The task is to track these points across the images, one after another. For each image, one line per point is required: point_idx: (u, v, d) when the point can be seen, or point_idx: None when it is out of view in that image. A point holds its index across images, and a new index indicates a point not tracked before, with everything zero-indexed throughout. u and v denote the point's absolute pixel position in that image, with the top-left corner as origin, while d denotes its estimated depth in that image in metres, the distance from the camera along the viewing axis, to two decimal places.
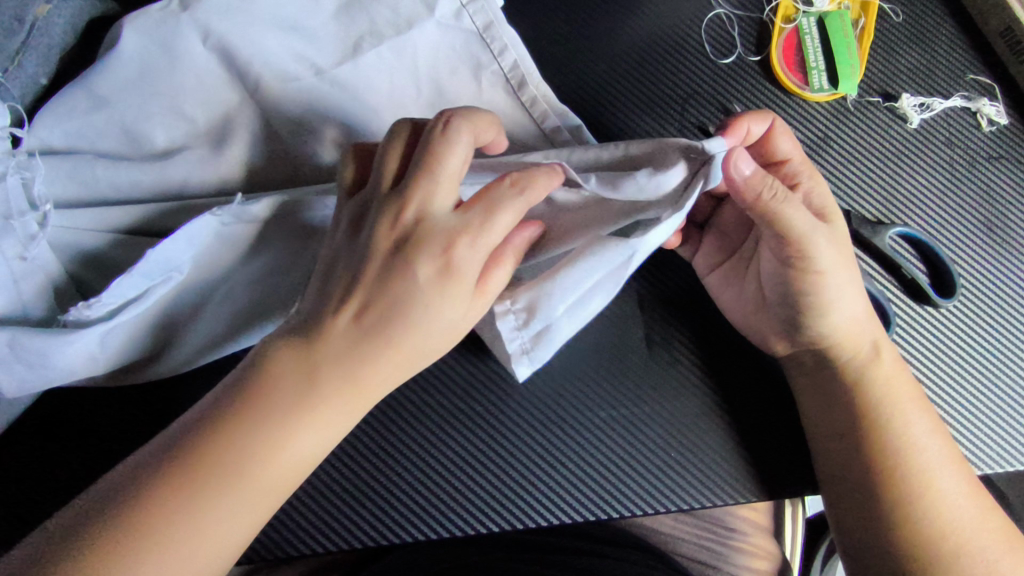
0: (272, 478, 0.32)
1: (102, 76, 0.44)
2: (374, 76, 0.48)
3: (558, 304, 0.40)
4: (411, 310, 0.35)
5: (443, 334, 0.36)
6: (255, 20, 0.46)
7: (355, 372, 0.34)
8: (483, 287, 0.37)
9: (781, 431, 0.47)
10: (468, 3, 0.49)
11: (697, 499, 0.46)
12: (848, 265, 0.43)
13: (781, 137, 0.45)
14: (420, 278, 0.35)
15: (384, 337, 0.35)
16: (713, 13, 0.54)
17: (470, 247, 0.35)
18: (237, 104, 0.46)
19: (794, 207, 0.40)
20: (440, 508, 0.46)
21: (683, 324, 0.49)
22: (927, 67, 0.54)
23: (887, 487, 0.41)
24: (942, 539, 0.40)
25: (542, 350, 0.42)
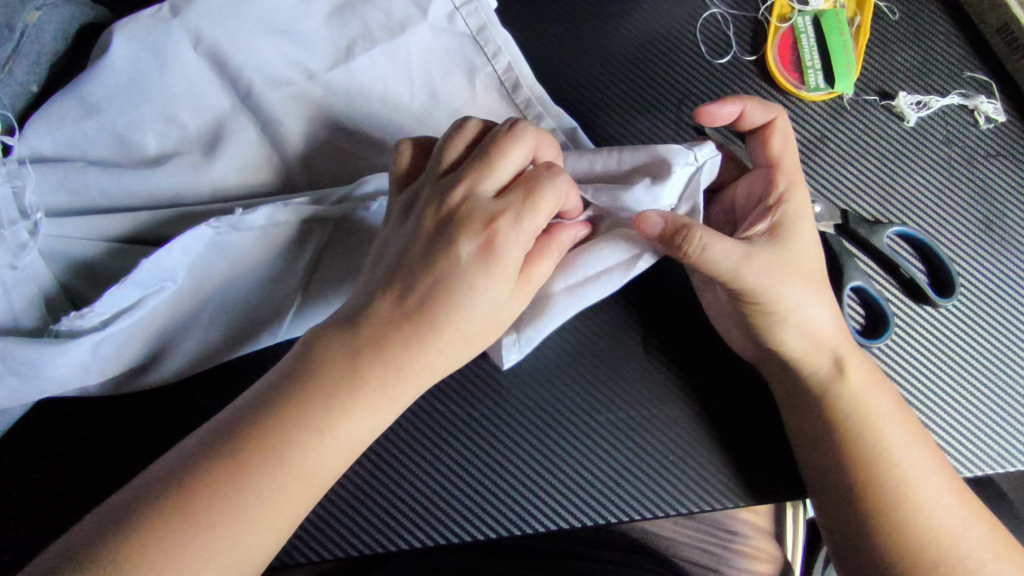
0: (315, 468, 0.32)
1: (92, 83, 0.43)
2: (368, 79, 0.48)
3: (560, 277, 0.42)
4: (453, 287, 0.34)
5: (488, 320, 0.36)
6: (247, 25, 0.45)
7: (396, 358, 0.33)
8: (526, 276, 0.37)
9: (771, 438, 0.47)
10: (461, 6, 0.49)
11: (693, 502, 0.46)
12: (806, 282, 0.42)
13: (772, 140, 0.44)
14: (462, 255, 0.35)
15: (429, 321, 0.34)
16: (707, 13, 0.54)
17: (515, 233, 0.35)
18: (228, 109, 0.46)
19: (721, 247, 0.39)
20: (437, 514, 0.45)
21: (662, 334, 0.48)
22: (923, 65, 0.54)
23: (872, 498, 0.40)
24: (928, 543, 0.39)
25: (533, 328, 0.41)
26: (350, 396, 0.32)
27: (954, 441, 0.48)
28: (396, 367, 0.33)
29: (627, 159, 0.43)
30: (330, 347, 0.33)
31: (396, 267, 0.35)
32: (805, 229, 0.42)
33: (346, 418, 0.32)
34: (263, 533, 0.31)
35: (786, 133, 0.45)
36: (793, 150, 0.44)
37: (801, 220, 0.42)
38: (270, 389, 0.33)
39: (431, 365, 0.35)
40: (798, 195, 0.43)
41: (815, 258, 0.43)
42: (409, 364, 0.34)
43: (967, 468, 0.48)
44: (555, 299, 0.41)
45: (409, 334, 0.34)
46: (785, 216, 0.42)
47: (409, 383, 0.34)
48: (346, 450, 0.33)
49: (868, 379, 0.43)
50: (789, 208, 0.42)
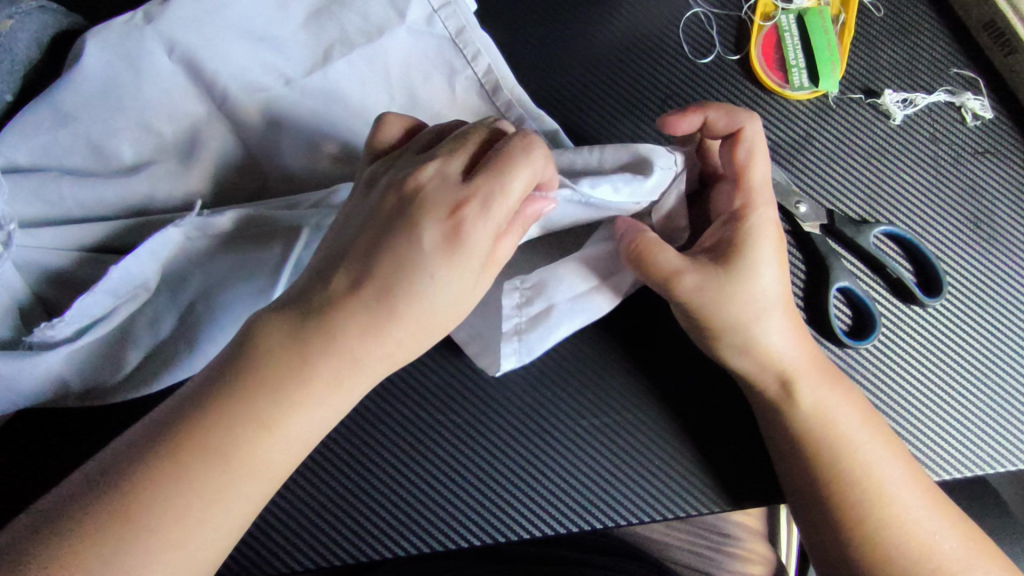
0: (269, 464, 0.32)
1: (65, 92, 0.43)
2: (346, 84, 0.47)
3: (562, 290, 0.43)
4: (417, 279, 0.34)
5: (448, 311, 0.35)
6: (221, 31, 0.45)
7: (351, 355, 0.33)
8: (493, 257, 0.37)
9: (747, 443, 0.46)
10: (440, 7, 0.48)
11: (671, 508, 0.46)
12: (758, 300, 0.41)
13: (735, 150, 0.43)
14: (426, 243, 0.34)
15: (390, 309, 0.34)
16: (690, 12, 0.54)
17: (485, 218, 0.35)
18: (204, 116, 0.45)
19: (663, 248, 0.41)
20: (420, 521, 0.45)
21: (625, 336, 0.48)
22: (910, 62, 0.53)
23: (850, 503, 0.40)
24: (891, 538, 0.39)
25: (534, 337, 0.44)
26: (302, 392, 0.32)
27: (943, 443, 0.47)
28: (353, 360, 0.33)
29: (609, 157, 0.42)
30: (289, 353, 0.32)
31: (356, 266, 0.34)
32: (763, 247, 0.42)
33: (298, 415, 0.32)
34: (216, 540, 0.31)
35: (752, 141, 0.43)
36: (761, 161, 0.43)
37: (759, 237, 0.42)
38: (207, 384, 0.32)
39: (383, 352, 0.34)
40: (757, 211, 0.42)
41: (775, 276, 0.42)
42: (365, 358, 0.33)
43: (957, 469, 0.47)
44: (556, 310, 0.44)
45: (366, 329, 0.33)
46: (740, 233, 0.42)
47: (362, 374, 0.34)
48: (300, 441, 0.33)
49: (830, 386, 0.42)
50: (745, 225, 0.42)
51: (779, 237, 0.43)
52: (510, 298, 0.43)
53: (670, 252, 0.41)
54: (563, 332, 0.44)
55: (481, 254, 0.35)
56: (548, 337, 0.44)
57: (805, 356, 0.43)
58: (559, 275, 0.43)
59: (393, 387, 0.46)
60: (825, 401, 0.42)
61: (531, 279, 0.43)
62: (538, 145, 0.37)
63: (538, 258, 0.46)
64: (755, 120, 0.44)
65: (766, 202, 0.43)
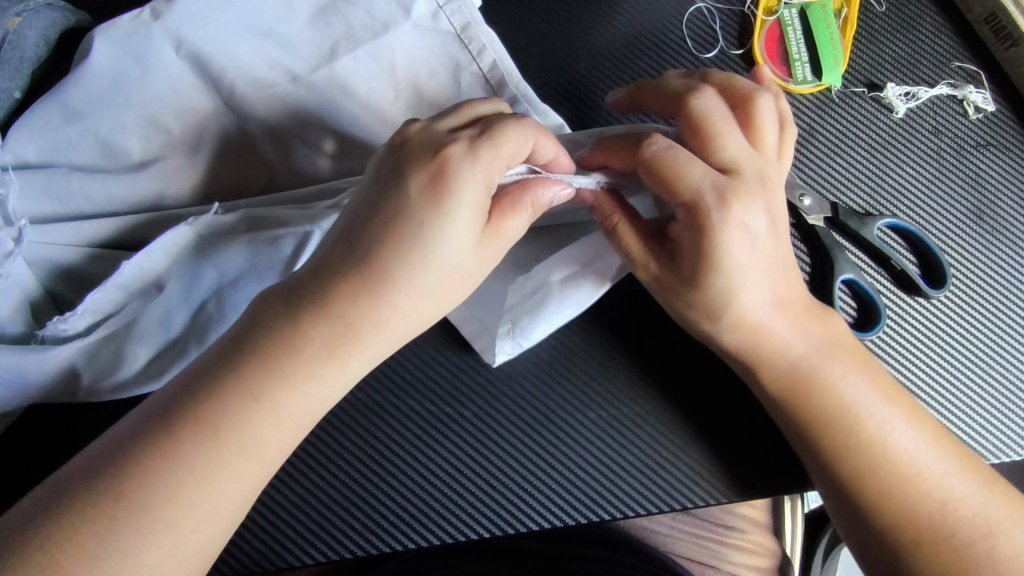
0: (268, 438, 0.34)
1: (74, 88, 0.43)
2: (352, 80, 0.48)
3: (554, 275, 0.45)
4: (404, 229, 0.35)
5: (449, 278, 0.37)
6: (228, 27, 0.45)
7: (350, 321, 0.35)
8: (495, 230, 0.38)
9: (772, 436, 0.46)
10: (445, 4, 0.48)
11: (682, 498, 0.46)
12: (762, 253, 0.40)
13: (649, 177, 0.40)
14: (414, 193, 0.36)
15: (382, 272, 0.35)
16: (693, 7, 0.54)
17: (470, 165, 0.36)
18: (212, 111, 0.46)
19: (630, 235, 0.42)
20: (432, 514, 0.45)
21: (636, 330, 0.48)
22: (911, 56, 0.54)
23: (863, 495, 0.40)
24: (914, 504, 0.40)
25: (527, 322, 0.44)
26: (300, 366, 0.34)
27: None
28: (345, 323, 0.35)
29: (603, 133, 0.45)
30: (289, 334, 0.34)
31: (347, 252, 0.35)
32: (736, 256, 0.39)
33: (294, 384, 0.34)
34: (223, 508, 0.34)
35: (653, 163, 0.39)
36: (729, 132, 0.41)
37: (726, 247, 0.39)
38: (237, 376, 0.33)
39: (395, 322, 0.36)
40: (710, 219, 0.39)
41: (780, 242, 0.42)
42: (356, 323, 0.35)
43: None
44: (550, 296, 0.44)
45: (365, 295, 0.35)
46: (700, 245, 0.39)
47: (360, 346, 0.35)
48: (302, 416, 0.35)
49: (848, 355, 0.42)
50: (700, 233, 0.39)
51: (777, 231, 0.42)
52: (509, 290, 0.46)
53: (637, 235, 0.42)
54: (558, 312, 0.44)
55: (465, 203, 0.36)
56: (541, 322, 0.44)
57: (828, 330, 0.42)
58: (551, 266, 0.45)
59: (404, 382, 0.47)
60: (845, 369, 0.41)
61: (526, 271, 0.46)
62: (528, 119, 0.39)
63: (544, 252, 0.47)
64: (638, 158, 0.40)
65: (735, 207, 0.39)
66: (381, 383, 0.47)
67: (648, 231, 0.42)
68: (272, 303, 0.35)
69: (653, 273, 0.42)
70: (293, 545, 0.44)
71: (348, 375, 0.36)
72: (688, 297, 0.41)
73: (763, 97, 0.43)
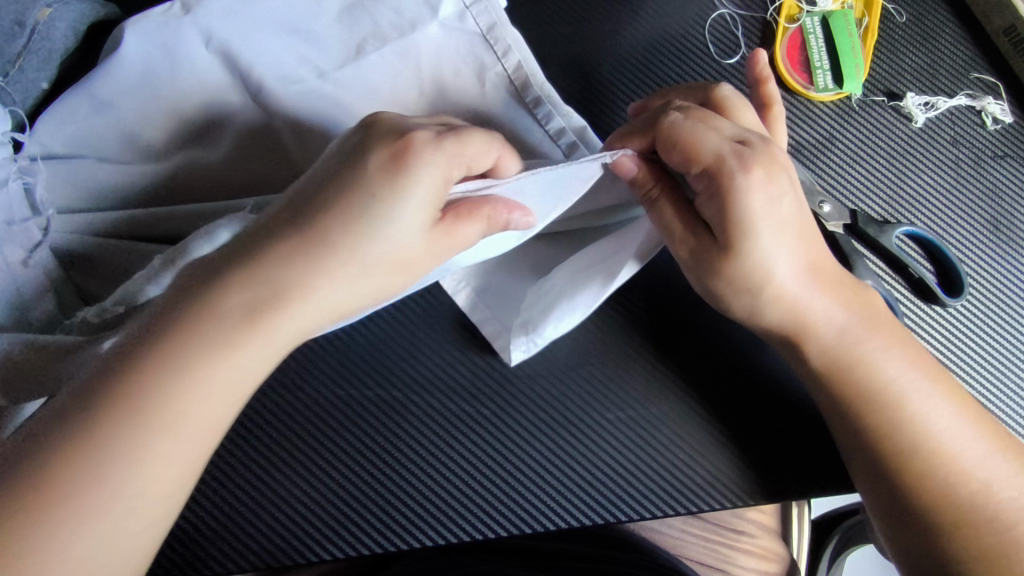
0: (208, 408, 0.34)
1: (102, 79, 0.44)
2: (377, 78, 0.48)
3: (568, 273, 0.44)
4: (354, 197, 0.35)
5: (394, 260, 0.36)
6: (258, 24, 0.46)
7: (279, 284, 0.34)
8: (449, 230, 0.36)
9: (819, 434, 0.47)
10: (472, 4, 0.48)
11: (725, 499, 0.46)
12: (790, 221, 0.40)
13: (669, 149, 0.39)
14: (372, 163, 0.36)
15: (322, 236, 0.35)
16: (715, 13, 0.54)
17: (433, 149, 0.36)
18: (240, 105, 0.46)
19: (669, 211, 0.40)
20: (450, 512, 0.46)
21: (670, 323, 0.49)
22: (931, 66, 0.54)
23: (896, 497, 0.41)
24: (956, 492, 0.40)
25: (538, 322, 0.44)
26: (225, 336, 0.34)
27: None
28: (272, 285, 0.34)
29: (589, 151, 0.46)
30: (213, 297, 0.34)
31: (291, 220, 0.35)
32: (761, 221, 0.39)
33: (223, 355, 0.34)
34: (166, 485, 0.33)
35: (671, 134, 0.39)
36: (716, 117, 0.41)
37: (752, 213, 0.38)
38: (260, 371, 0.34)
39: (322, 291, 0.35)
40: (734, 181, 0.38)
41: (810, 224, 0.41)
42: (282, 286, 0.34)
43: None
44: (563, 294, 0.43)
45: (305, 259, 0.35)
46: (726, 211, 0.39)
47: (286, 315, 0.35)
48: (231, 389, 0.34)
49: (881, 340, 0.42)
50: (724, 198, 0.38)
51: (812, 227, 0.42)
52: (529, 293, 0.46)
53: (675, 206, 0.41)
54: (567, 308, 0.42)
55: (426, 182, 0.35)
56: (552, 319, 0.43)
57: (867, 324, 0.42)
58: (568, 266, 0.45)
59: (423, 380, 0.48)
60: (872, 362, 0.42)
61: (549, 274, 0.47)
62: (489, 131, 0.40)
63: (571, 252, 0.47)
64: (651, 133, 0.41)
65: (757, 171, 0.39)
66: (399, 382, 0.48)
67: (685, 199, 0.41)
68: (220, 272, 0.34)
69: (690, 250, 0.41)
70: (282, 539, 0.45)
71: (277, 346, 0.35)
72: (729, 294, 0.41)
73: (722, 83, 0.44)
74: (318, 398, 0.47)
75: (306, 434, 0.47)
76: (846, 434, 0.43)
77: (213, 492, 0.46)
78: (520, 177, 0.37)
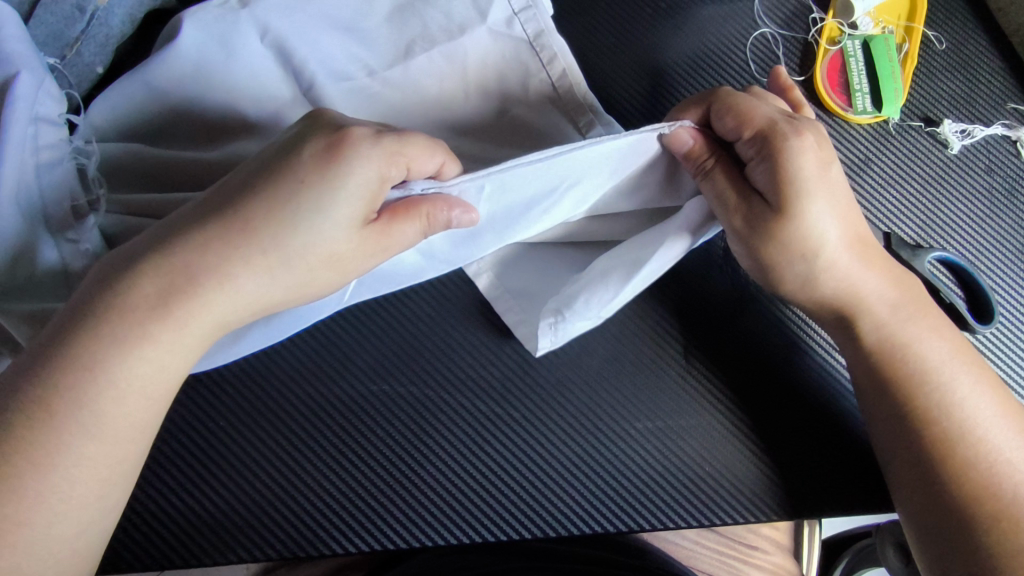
0: (153, 367, 0.37)
1: (160, 68, 0.45)
2: (424, 79, 0.48)
3: (610, 260, 0.43)
4: (280, 186, 0.37)
5: (322, 255, 0.38)
6: (312, 21, 0.47)
7: (191, 267, 0.36)
8: (383, 232, 0.38)
9: (848, 453, 0.47)
10: (520, 11, 0.48)
11: (754, 513, 0.47)
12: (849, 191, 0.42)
13: (724, 113, 0.42)
14: (305, 156, 0.37)
15: (240, 223, 0.37)
16: (757, 32, 0.55)
17: (371, 144, 0.37)
18: (290, 100, 0.47)
19: (722, 177, 0.41)
20: (471, 511, 0.47)
21: (716, 320, 0.49)
22: (968, 95, 0.55)
23: (937, 514, 0.41)
24: (989, 521, 0.40)
25: (575, 306, 0.42)
26: (139, 320, 0.36)
27: None
28: (185, 275, 0.36)
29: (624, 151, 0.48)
30: (124, 294, 0.36)
31: (217, 207, 0.37)
32: (819, 191, 0.40)
33: (150, 330, 0.36)
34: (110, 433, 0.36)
35: (731, 101, 0.42)
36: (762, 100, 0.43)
37: (802, 174, 0.40)
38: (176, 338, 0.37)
39: (241, 279, 0.37)
40: (786, 142, 0.40)
41: (859, 230, 0.42)
42: (197, 274, 0.36)
43: None
44: (606, 280, 0.42)
45: (217, 252, 0.37)
46: (778, 170, 0.40)
47: (200, 305, 0.37)
48: (168, 368, 0.37)
49: (911, 361, 0.43)
50: (776, 158, 0.40)
51: (861, 240, 0.42)
52: (566, 284, 0.45)
53: (727, 175, 0.41)
54: (610, 292, 0.41)
55: (358, 176, 0.37)
56: (594, 302, 0.41)
57: (897, 339, 0.43)
58: (609, 255, 0.44)
59: (451, 378, 0.49)
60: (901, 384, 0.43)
61: (585, 269, 0.46)
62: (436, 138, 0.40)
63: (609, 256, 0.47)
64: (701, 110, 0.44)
65: (809, 135, 0.41)
66: (426, 379, 0.48)
67: (737, 172, 0.42)
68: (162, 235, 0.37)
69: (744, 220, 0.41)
70: (287, 522, 0.47)
71: (194, 335, 0.37)
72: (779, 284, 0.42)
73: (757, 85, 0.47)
74: (350, 389, 0.48)
75: (340, 425, 0.48)
76: (896, 445, 0.43)
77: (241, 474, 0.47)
78: (587, 144, 0.38)
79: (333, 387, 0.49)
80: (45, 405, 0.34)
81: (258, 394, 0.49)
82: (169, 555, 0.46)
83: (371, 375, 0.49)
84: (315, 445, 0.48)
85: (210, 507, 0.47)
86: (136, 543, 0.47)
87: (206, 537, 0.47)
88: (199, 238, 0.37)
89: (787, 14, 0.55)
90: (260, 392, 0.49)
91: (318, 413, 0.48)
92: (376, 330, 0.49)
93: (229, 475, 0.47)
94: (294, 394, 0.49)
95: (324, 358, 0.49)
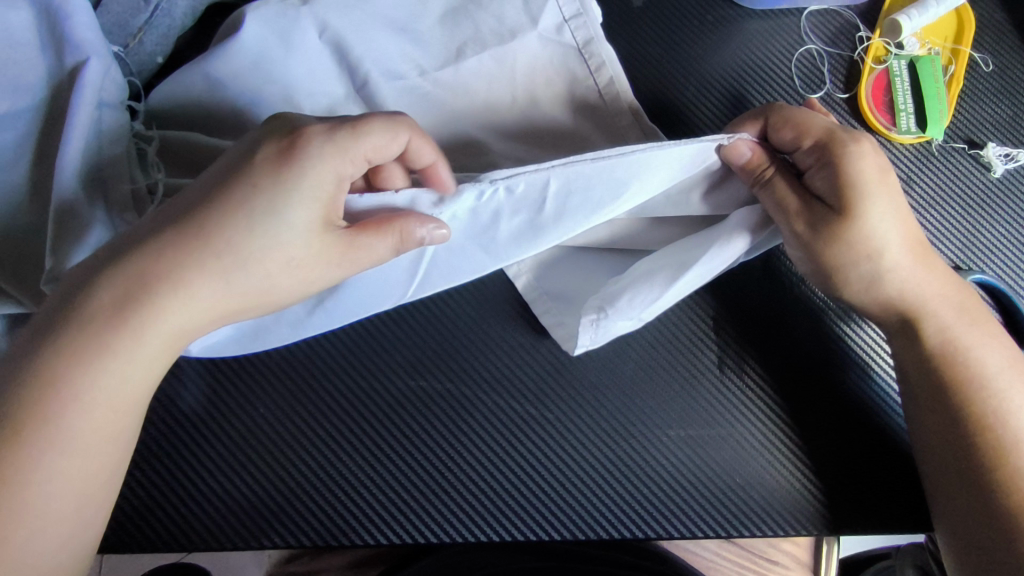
0: (123, 377, 0.37)
1: (219, 61, 0.46)
2: (473, 81, 0.49)
3: (659, 259, 0.44)
4: (233, 192, 0.37)
5: (280, 261, 0.39)
6: (370, 20, 0.48)
7: (146, 276, 0.37)
8: (350, 243, 0.39)
9: (885, 469, 0.47)
10: (571, 18, 0.49)
11: (784, 525, 0.47)
12: (897, 210, 0.42)
13: (782, 125, 0.43)
14: (259, 154, 0.38)
15: (198, 233, 0.37)
16: (803, 48, 0.55)
17: (322, 140, 0.38)
18: (342, 98, 0.48)
19: (784, 185, 0.42)
20: (498, 510, 0.48)
21: (758, 326, 0.49)
22: (1014, 119, 0.54)
23: (975, 536, 0.41)
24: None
25: (621, 303, 0.42)
26: (103, 331, 0.36)
27: None
28: (137, 282, 0.37)
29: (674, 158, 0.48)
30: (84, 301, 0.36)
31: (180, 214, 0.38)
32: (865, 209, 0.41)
33: (131, 331, 0.37)
34: (110, 420, 0.37)
35: (787, 113, 0.43)
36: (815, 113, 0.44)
37: (860, 181, 0.41)
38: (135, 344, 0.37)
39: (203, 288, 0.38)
40: (844, 149, 0.41)
41: (903, 248, 0.43)
42: (153, 281, 0.37)
43: None
44: (656, 277, 0.43)
45: (172, 257, 0.37)
46: (840, 176, 0.41)
47: (162, 311, 0.37)
48: (145, 367, 0.38)
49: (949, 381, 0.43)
50: (836, 165, 0.41)
51: (903, 259, 0.42)
52: (608, 282, 0.46)
53: (789, 184, 0.42)
54: (660, 292, 0.42)
55: (311, 175, 0.37)
56: (646, 299, 0.42)
57: (931, 361, 0.43)
58: (655, 256, 0.45)
59: (483, 377, 0.49)
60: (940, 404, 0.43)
61: (622, 272, 0.47)
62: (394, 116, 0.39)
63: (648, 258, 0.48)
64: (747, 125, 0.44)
65: (865, 144, 0.42)
66: (457, 377, 0.49)
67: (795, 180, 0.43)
68: (183, 226, 0.37)
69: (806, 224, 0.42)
70: (314, 506, 0.48)
71: (154, 340, 0.37)
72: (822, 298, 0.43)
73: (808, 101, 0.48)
74: (388, 381, 0.49)
75: (377, 417, 0.49)
76: (939, 463, 0.43)
77: (279, 460, 0.48)
78: (650, 148, 0.39)
79: (370, 380, 0.49)
80: (97, 385, 0.36)
81: (301, 379, 0.49)
82: (205, 534, 0.47)
83: (407, 369, 0.49)
84: (354, 435, 0.49)
85: (249, 489, 0.48)
86: (173, 522, 0.48)
87: (243, 519, 0.47)
88: (238, 233, 0.37)
89: (833, 30, 0.55)
90: (302, 377, 0.49)
91: (358, 403, 0.49)
92: (413, 324, 0.50)
93: (269, 458, 0.48)
94: (332, 383, 0.49)
95: (362, 350, 0.50)
